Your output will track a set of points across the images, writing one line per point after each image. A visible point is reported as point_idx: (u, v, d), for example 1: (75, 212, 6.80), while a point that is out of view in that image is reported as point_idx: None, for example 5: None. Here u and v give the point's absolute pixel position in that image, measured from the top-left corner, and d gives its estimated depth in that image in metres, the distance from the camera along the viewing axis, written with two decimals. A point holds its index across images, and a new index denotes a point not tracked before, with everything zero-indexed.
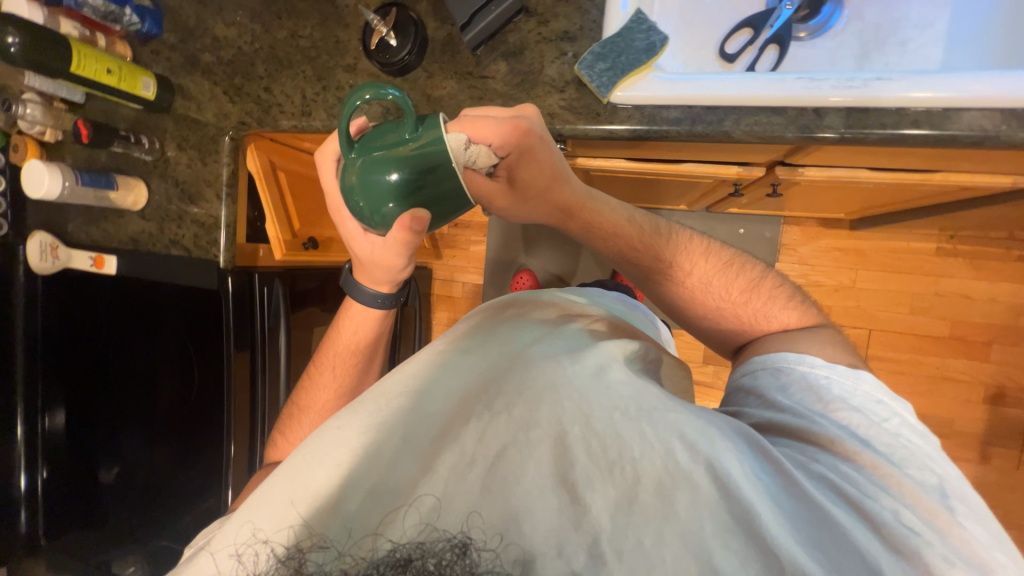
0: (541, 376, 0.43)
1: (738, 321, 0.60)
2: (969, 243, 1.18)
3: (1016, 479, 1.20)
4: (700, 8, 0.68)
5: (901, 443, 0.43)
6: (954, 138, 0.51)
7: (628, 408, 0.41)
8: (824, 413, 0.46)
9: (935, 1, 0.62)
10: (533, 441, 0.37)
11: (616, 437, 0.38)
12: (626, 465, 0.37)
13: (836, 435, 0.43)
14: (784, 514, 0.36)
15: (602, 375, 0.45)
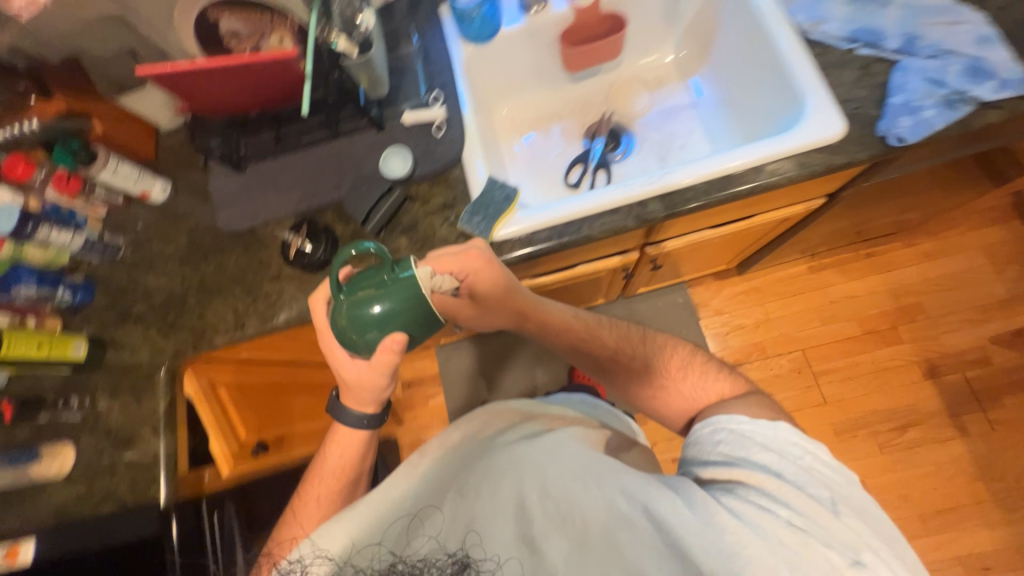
0: (504, 461, 0.51)
1: (681, 394, 0.64)
2: (830, 256, 1.42)
3: (998, 441, 1.25)
4: (538, 162, 0.91)
5: (818, 478, 0.48)
6: (737, 191, 0.69)
7: (580, 474, 0.49)
8: (748, 458, 0.51)
9: (686, 120, 0.90)
10: (499, 516, 0.45)
11: (571, 503, 0.46)
12: (577, 520, 0.45)
13: (757, 477, 0.49)
14: (714, 546, 0.42)
15: (558, 450, 0.53)
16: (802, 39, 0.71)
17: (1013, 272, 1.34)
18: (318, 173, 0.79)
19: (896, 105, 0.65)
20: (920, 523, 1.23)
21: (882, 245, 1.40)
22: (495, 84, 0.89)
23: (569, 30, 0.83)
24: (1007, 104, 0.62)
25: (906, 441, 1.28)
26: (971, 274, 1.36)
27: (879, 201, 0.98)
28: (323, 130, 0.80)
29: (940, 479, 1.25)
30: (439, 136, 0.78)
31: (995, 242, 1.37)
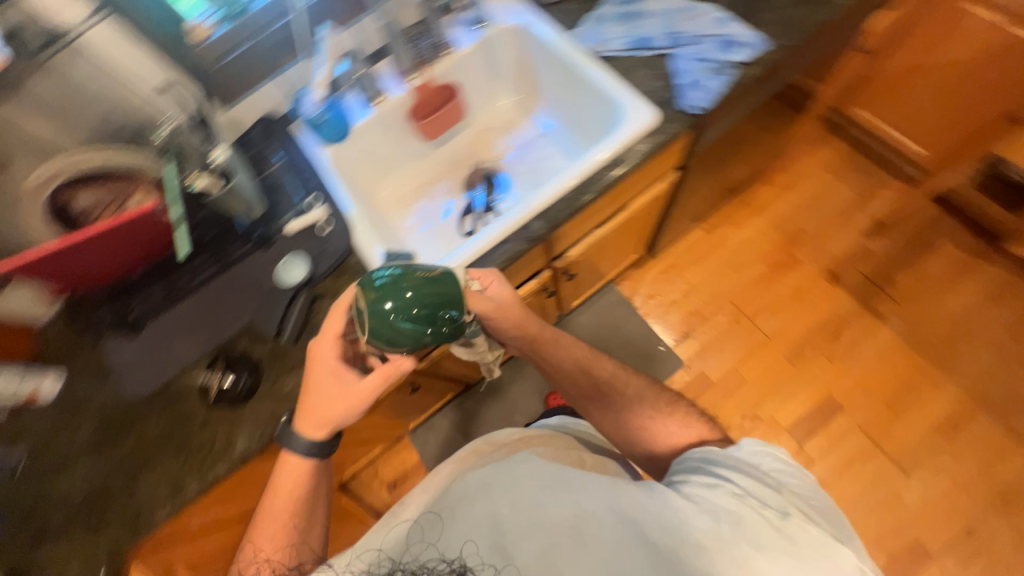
0: (485, 478, 0.53)
1: (668, 434, 0.70)
2: (717, 215, 1.60)
3: (910, 313, 1.42)
4: (432, 224, 0.97)
5: (765, 470, 0.54)
6: (600, 187, 0.78)
7: (551, 482, 0.51)
8: (707, 457, 0.56)
9: (544, 147, 1.01)
10: (473, 536, 0.47)
11: (545, 513, 0.48)
12: (548, 528, 0.47)
13: (714, 469, 0.54)
14: (676, 525, 0.47)
15: (528, 462, 0.55)
16: (598, 60, 0.86)
17: (852, 176, 1.59)
18: (221, 307, 0.78)
19: (685, 86, 0.79)
20: (889, 410, 1.34)
21: (751, 191, 1.61)
22: (368, 172, 0.96)
23: (413, 107, 0.93)
24: (758, 61, 0.79)
25: (844, 343, 1.42)
26: (825, 189, 1.59)
27: (723, 158, 1.15)
28: (214, 266, 0.80)
29: (885, 365, 1.38)
30: (327, 233, 0.81)
31: (829, 159, 1.62)
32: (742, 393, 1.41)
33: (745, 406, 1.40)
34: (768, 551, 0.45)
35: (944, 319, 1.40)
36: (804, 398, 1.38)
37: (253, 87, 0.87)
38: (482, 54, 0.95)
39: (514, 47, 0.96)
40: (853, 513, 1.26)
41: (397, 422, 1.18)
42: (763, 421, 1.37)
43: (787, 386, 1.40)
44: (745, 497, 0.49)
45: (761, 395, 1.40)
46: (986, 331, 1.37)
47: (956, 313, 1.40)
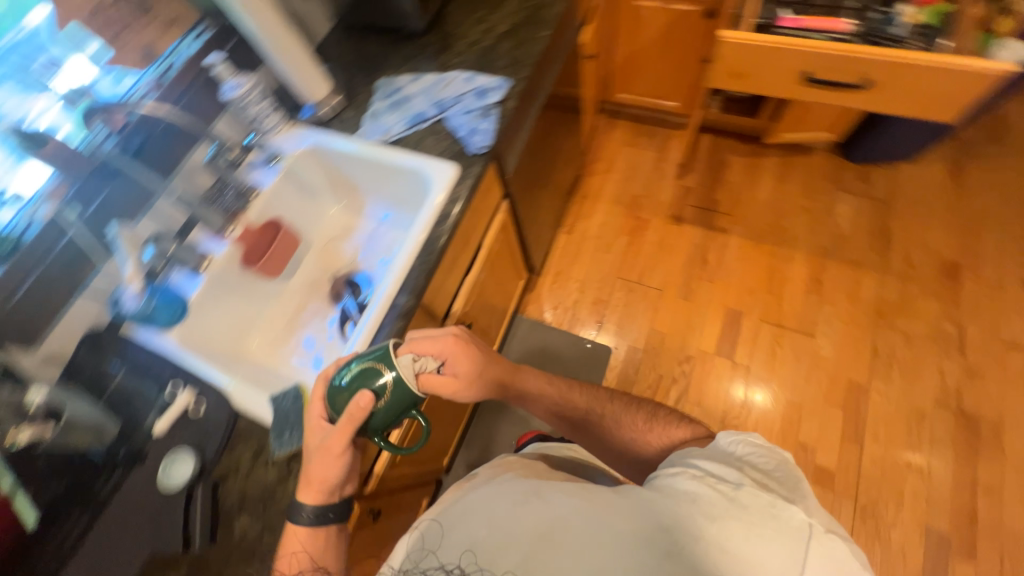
0: (470, 506, 0.63)
1: (650, 445, 0.76)
2: (569, 216, 1.81)
3: (742, 216, 1.70)
4: (316, 349, 0.95)
5: (728, 455, 0.62)
6: (440, 240, 0.85)
7: (528, 495, 0.62)
8: (681, 456, 0.65)
9: (387, 231, 1.05)
10: (456, 552, 0.57)
11: (519, 525, 0.57)
12: (521, 532, 0.57)
13: (682, 463, 0.63)
14: (637, 506, 0.56)
15: (508, 485, 0.65)
16: (388, 146, 0.96)
17: (647, 138, 1.89)
18: (111, 556, 0.68)
19: (466, 135, 0.92)
20: (771, 296, 1.57)
21: (583, 185, 1.86)
22: (227, 333, 0.92)
23: (243, 256, 0.93)
24: (511, 95, 0.95)
25: (712, 264, 1.65)
26: (633, 157, 1.88)
27: (539, 173, 1.33)
28: (87, 516, 0.71)
29: (749, 264, 1.62)
30: (201, 414, 0.76)
31: (624, 134, 1.91)
32: (667, 345, 1.55)
33: (675, 354, 1.54)
34: (722, 518, 0.53)
35: (765, 208, 1.69)
36: (712, 322, 1.56)
37: (58, 315, 0.80)
38: (288, 183, 0.99)
39: (315, 165, 1.02)
40: (796, 390, 1.43)
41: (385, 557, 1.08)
42: (695, 358, 1.52)
43: (695, 319, 1.57)
44: (707, 480, 0.58)
45: (681, 338, 1.55)
46: (795, 203, 1.68)
47: (770, 201, 1.70)
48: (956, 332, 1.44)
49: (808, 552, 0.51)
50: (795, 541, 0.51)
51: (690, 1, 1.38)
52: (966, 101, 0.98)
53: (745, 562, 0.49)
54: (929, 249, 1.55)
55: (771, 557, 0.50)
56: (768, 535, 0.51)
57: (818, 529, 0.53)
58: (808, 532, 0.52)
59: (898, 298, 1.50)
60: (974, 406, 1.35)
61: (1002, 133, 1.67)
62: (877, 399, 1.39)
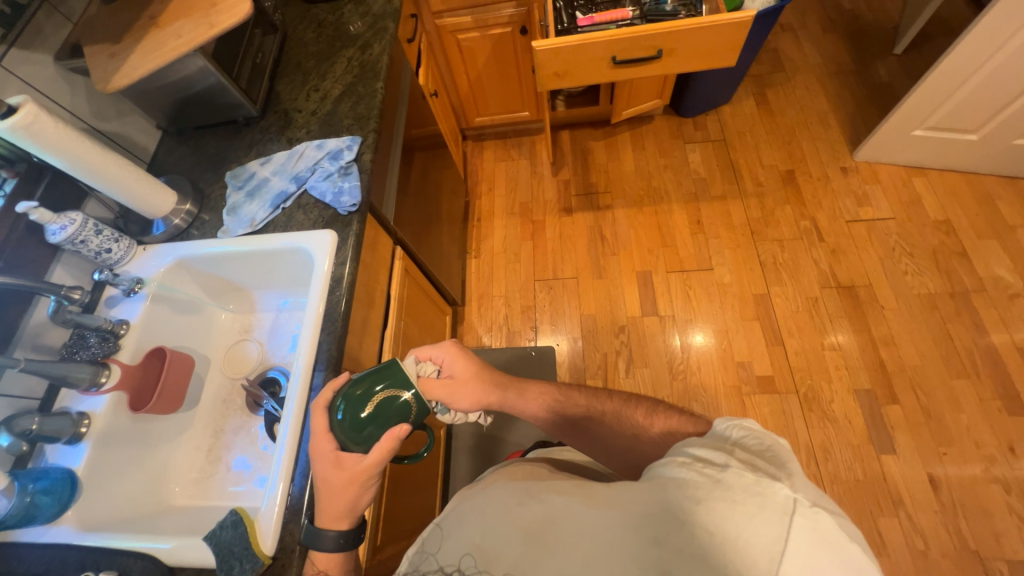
0: (467, 508, 0.62)
1: (654, 437, 0.71)
2: (472, 241, 1.86)
3: (619, 188, 1.87)
4: (253, 465, 0.87)
5: (722, 441, 0.56)
6: (340, 306, 0.83)
7: (524, 497, 0.60)
8: (677, 445, 0.59)
9: (288, 316, 1.00)
10: (457, 554, 0.56)
11: (514, 530, 0.56)
12: (518, 537, 0.55)
13: (676, 451, 0.57)
14: (627, 493, 0.55)
15: (507, 488, 0.63)
16: (256, 234, 0.92)
17: (515, 148, 2.02)
18: None
19: (334, 198, 0.92)
20: (668, 248, 1.73)
21: (476, 209, 1.92)
22: (139, 491, 0.82)
23: (131, 401, 0.83)
24: (364, 149, 0.98)
25: (610, 238, 1.78)
26: (510, 169, 1.99)
27: (426, 212, 1.36)
28: None
29: (640, 228, 1.78)
30: None
31: (494, 151, 2.03)
32: (600, 323, 1.64)
33: (610, 328, 1.63)
34: (704, 501, 0.48)
35: (634, 176, 1.88)
36: (629, 288, 1.68)
37: None
38: (161, 306, 0.91)
39: (186, 278, 0.95)
40: (718, 320, 1.58)
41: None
42: (628, 325, 1.62)
43: (615, 292, 1.68)
44: (692, 466, 0.52)
45: (610, 313, 1.65)
46: (656, 163, 1.89)
47: (636, 169, 1.89)
48: (812, 224, 1.69)
49: (794, 529, 0.44)
50: (778, 517, 0.45)
51: (502, 23, 1.51)
52: (735, 46, 1.19)
53: (725, 542, 0.45)
54: (768, 167, 1.82)
55: (750, 541, 0.44)
56: (750, 513, 0.46)
57: (803, 503, 0.45)
58: (794, 508, 0.45)
59: (761, 214, 1.74)
60: (847, 278, 1.59)
61: (782, 61, 2.03)
62: (779, 302, 1.58)
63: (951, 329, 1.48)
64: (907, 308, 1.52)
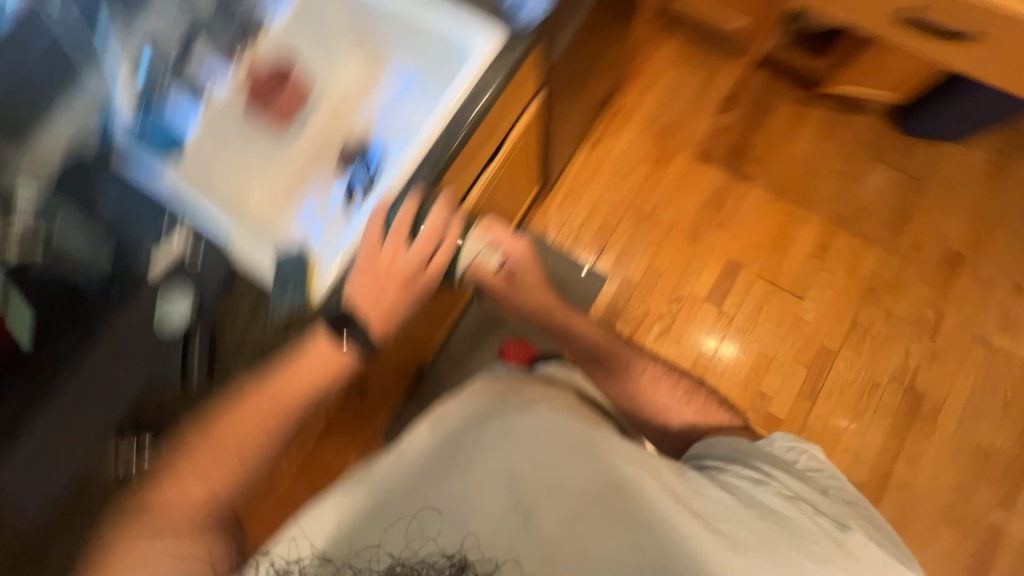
0: (543, 420, 0.71)
1: (684, 413, 0.90)
2: (594, 133, 1.72)
3: (771, 167, 1.64)
4: (316, 217, 0.89)
5: (799, 475, 0.74)
6: (468, 125, 0.79)
7: (583, 449, 0.67)
8: (752, 459, 0.75)
9: (406, 99, 0.93)
10: (526, 488, 0.64)
11: (585, 478, 0.64)
12: (583, 487, 0.63)
13: (760, 466, 0.73)
14: (717, 495, 0.66)
15: (563, 426, 0.70)
16: (425, 6, 0.87)
17: (698, 59, 1.75)
18: (108, 380, 0.74)
19: (517, 5, 0.84)
20: (776, 253, 1.57)
21: (616, 102, 1.74)
22: (234, 179, 0.93)
23: (250, 101, 0.94)
24: None
25: (727, 211, 1.62)
26: (676, 81, 1.74)
27: (576, 80, 1.22)
28: (81, 338, 0.76)
29: (762, 218, 1.60)
30: (199, 261, 0.77)
31: (673, 50, 1.76)
32: (662, 282, 1.57)
33: (667, 292, 1.56)
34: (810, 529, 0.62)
35: (794, 163, 1.64)
36: (710, 268, 1.57)
37: (47, 129, 0.86)
38: (304, 32, 0.95)
39: (341, 13, 0.94)
40: (770, 346, 1.50)
41: (362, 428, 1.14)
42: (684, 300, 1.55)
43: (694, 264, 1.58)
44: (757, 482, 0.71)
45: (677, 279, 1.57)
46: (828, 163, 1.62)
47: (803, 157, 1.63)
48: (934, 319, 1.49)
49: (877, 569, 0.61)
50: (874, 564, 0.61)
51: None
52: None
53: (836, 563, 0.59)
54: (941, 238, 1.54)
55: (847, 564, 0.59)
56: (848, 551, 0.61)
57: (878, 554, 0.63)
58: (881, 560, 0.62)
59: (892, 277, 1.53)
60: (923, 385, 1.45)
61: None
62: (839, 365, 1.48)
63: (978, 490, 1.39)
64: (954, 446, 1.42)
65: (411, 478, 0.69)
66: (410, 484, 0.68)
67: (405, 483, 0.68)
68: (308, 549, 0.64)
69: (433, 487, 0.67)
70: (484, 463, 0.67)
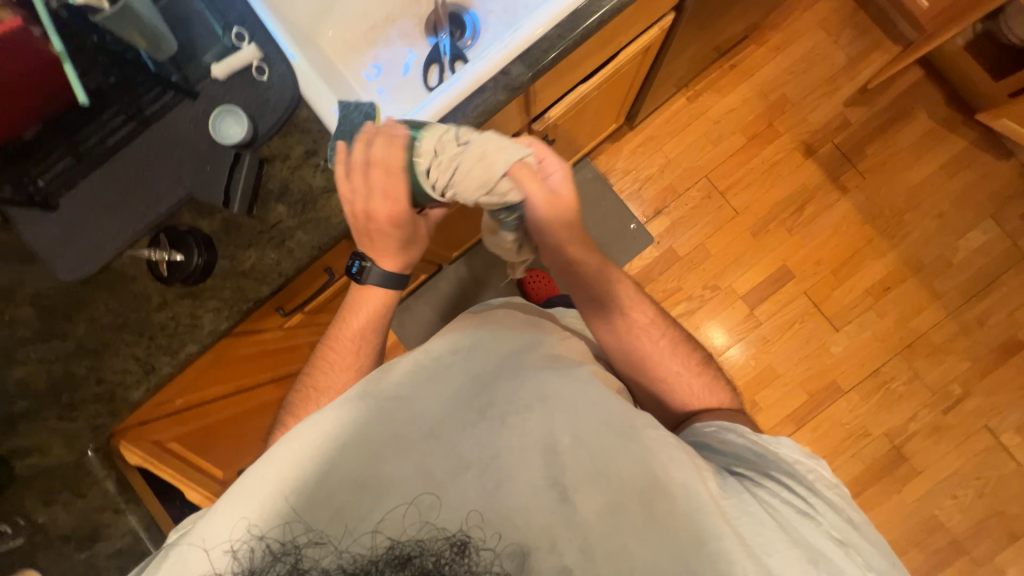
0: (575, 377, 0.55)
1: (692, 389, 0.70)
2: (702, 80, 1.52)
3: (872, 187, 1.47)
4: (392, 74, 0.85)
5: (829, 493, 0.53)
6: (591, 25, 0.68)
7: (611, 425, 0.51)
8: (765, 458, 0.55)
9: None
10: (528, 461, 0.47)
11: (616, 467, 0.48)
12: (605, 477, 0.47)
13: (782, 473, 0.53)
14: (748, 516, 0.47)
15: (592, 389, 0.54)
16: None
17: (849, 35, 1.50)
18: (149, 179, 0.68)
19: None
20: (834, 278, 1.47)
21: (740, 53, 1.52)
22: None
23: None
24: None
25: (804, 217, 1.48)
26: (816, 51, 1.51)
27: (716, 11, 1.05)
28: (127, 123, 0.68)
29: (838, 235, 1.47)
30: (264, 81, 0.70)
31: (828, 13, 1.50)
32: (704, 266, 1.49)
33: (706, 277, 1.49)
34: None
35: (898, 191, 1.47)
36: (760, 268, 1.48)
37: None
38: None
39: None
40: (785, 363, 1.45)
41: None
42: (721, 290, 1.48)
43: (746, 258, 1.48)
44: (797, 510, 0.50)
45: (722, 267, 1.49)
46: (935, 202, 1.46)
47: (909, 186, 1.47)
48: (959, 396, 1.41)
49: None
50: None
51: None
52: None
53: None
54: (1010, 321, 1.42)
55: None
56: None
57: None
58: None
59: (941, 341, 1.43)
60: (912, 448, 1.40)
61: None
62: (842, 406, 1.43)
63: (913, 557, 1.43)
64: (914, 520, 1.38)
65: (400, 416, 0.51)
66: (389, 433, 0.49)
67: (395, 420, 0.51)
68: (239, 529, 0.44)
69: (431, 432, 0.49)
70: (510, 419, 0.50)
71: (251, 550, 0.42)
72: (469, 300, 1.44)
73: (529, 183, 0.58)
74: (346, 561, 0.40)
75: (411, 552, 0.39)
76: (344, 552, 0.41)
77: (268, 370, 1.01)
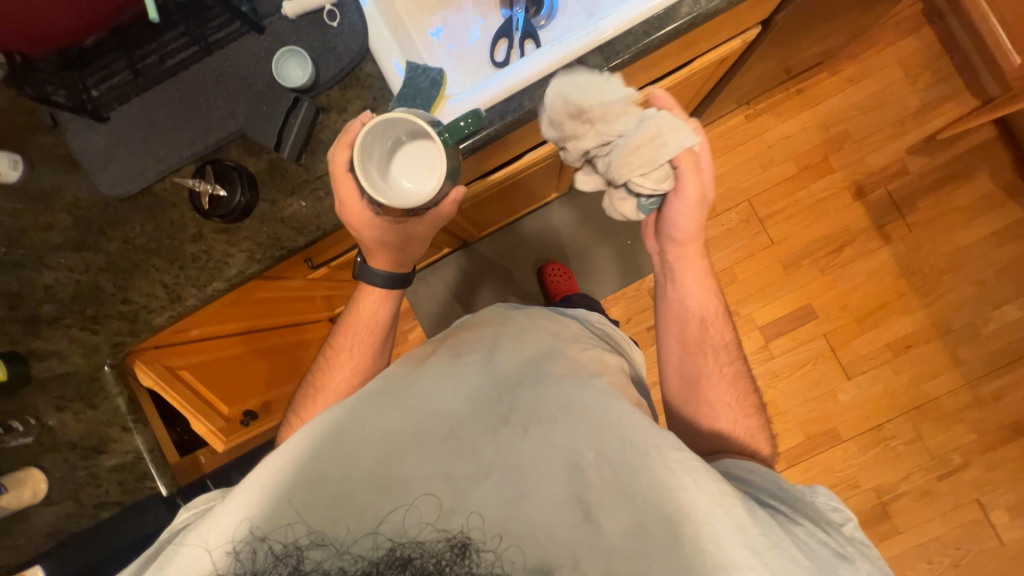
0: (598, 391, 0.53)
1: (732, 420, 0.69)
2: (764, 100, 1.46)
3: (916, 241, 1.43)
4: (459, 41, 0.82)
5: (856, 543, 0.51)
6: (679, 27, 0.65)
7: (637, 442, 0.46)
8: (792, 496, 0.53)
9: None
10: (547, 476, 0.45)
11: (644, 491, 0.44)
12: (632, 498, 0.44)
13: (811, 512, 0.52)
14: (786, 555, 0.42)
15: (614, 404, 0.51)
16: None
17: (927, 79, 1.43)
18: (203, 107, 0.67)
19: None
20: (857, 326, 1.44)
21: (810, 79, 1.46)
22: None
23: None
24: None
25: (840, 259, 1.45)
26: (889, 91, 1.44)
27: (799, 30, 1.00)
28: (190, 47, 0.67)
29: (870, 284, 1.44)
30: (334, 27, 0.68)
31: (910, 53, 1.43)
32: (728, 290, 1.47)
33: (727, 301, 1.47)
34: None
35: (942, 250, 1.42)
36: (785, 302, 1.45)
37: None
38: None
39: None
40: (789, 401, 1.44)
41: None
42: (740, 317, 1.46)
43: (772, 289, 1.46)
44: (833, 551, 0.47)
45: (746, 295, 1.46)
46: (978, 268, 1.41)
47: (955, 247, 1.42)
48: (958, 466, 1.39)
49: None
50: None
51: None
52: None
53: None
54: None
55: None
56: None
57: None
58: None
59: (951, 408, 1.40)
60: (898, 507, 1.40)
61: None
62: (837, 453, 1.42)
63: None
64: None
65: (420, 413, 0.51)
66: (406, 431, 0.49)
67: (415, 418, 0.50)
68: (241, 529, 0.42)
69: (449, 433, 0.48)
70: (533, 429, 0.48)
71: (252, 551, 0.41)
72: (488, 281, 1.43)
73: (692, 173, 0.63)
74: (350, 565, 0.40)
75: (411, 554, 0.40)
76: (346, 553, 0.41)
77: (284, 316, 1.02)
